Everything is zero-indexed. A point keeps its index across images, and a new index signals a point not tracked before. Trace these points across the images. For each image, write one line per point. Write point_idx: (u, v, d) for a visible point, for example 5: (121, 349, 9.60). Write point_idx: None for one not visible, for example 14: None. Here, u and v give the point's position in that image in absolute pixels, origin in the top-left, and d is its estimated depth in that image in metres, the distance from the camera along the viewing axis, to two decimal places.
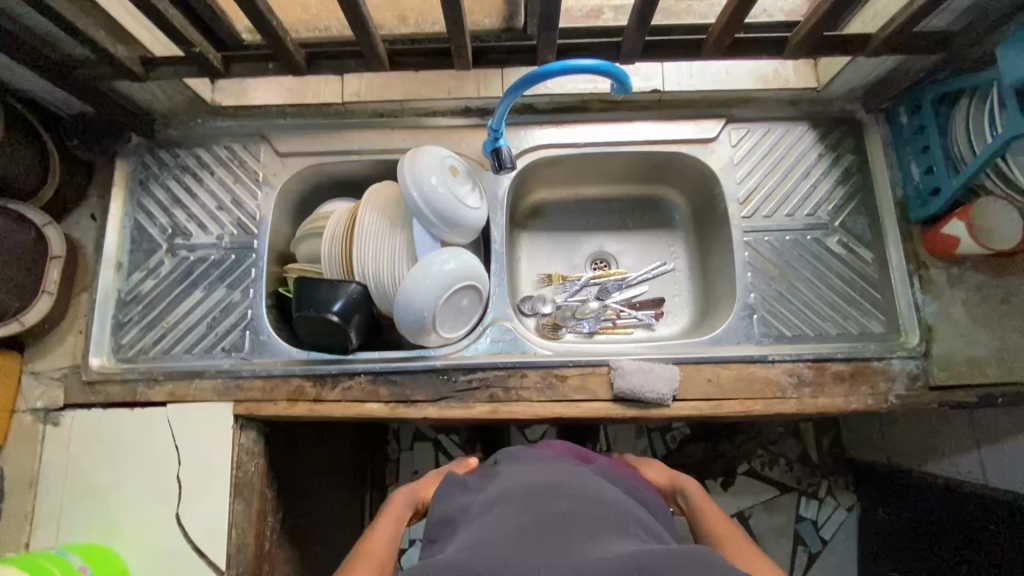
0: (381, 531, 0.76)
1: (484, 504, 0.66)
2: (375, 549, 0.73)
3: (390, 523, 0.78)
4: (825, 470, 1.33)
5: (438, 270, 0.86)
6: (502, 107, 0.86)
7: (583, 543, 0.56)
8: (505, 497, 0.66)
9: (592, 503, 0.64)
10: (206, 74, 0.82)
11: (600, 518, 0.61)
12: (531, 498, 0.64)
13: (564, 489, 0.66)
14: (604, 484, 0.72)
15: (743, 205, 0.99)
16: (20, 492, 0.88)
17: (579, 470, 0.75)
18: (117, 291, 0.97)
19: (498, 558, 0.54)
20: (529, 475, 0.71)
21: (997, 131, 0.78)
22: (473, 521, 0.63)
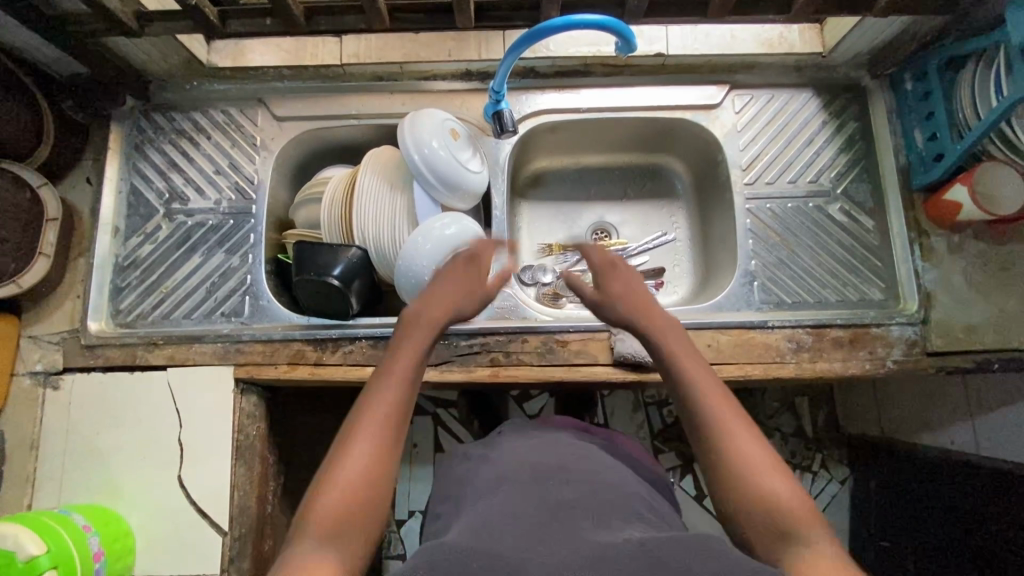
0: (371, 425, 0.62)
1: (489, 483, 0.67)
2: (360, 453, 0.60)
3: (383, 414, 0.63)
4: (820, 444, 1.34)
5: (439, 234, 0.86)
6: (503, 68, 0.84)
7: (591, 531, 0.56)
8: (509, 482, 0.65)
9: (598, 488, 0.64)
10: (202, 30, 0.80)
11: (606, 505, 0.61)
12: (537, 482, 0.64)
13: (569, 474, 0.66)
14: (608, 464, 0.72)
15: (745, 172, 0.98)
16: (21, 454, 0.88)
17: (587, 450, 0.74)
18: (114, 256, 0.96)
19: (506, 540, 0.54)
20: (534, 454, 0.71)
21: (1004, 94, 0.77)
22: (479, 501, 0.63)
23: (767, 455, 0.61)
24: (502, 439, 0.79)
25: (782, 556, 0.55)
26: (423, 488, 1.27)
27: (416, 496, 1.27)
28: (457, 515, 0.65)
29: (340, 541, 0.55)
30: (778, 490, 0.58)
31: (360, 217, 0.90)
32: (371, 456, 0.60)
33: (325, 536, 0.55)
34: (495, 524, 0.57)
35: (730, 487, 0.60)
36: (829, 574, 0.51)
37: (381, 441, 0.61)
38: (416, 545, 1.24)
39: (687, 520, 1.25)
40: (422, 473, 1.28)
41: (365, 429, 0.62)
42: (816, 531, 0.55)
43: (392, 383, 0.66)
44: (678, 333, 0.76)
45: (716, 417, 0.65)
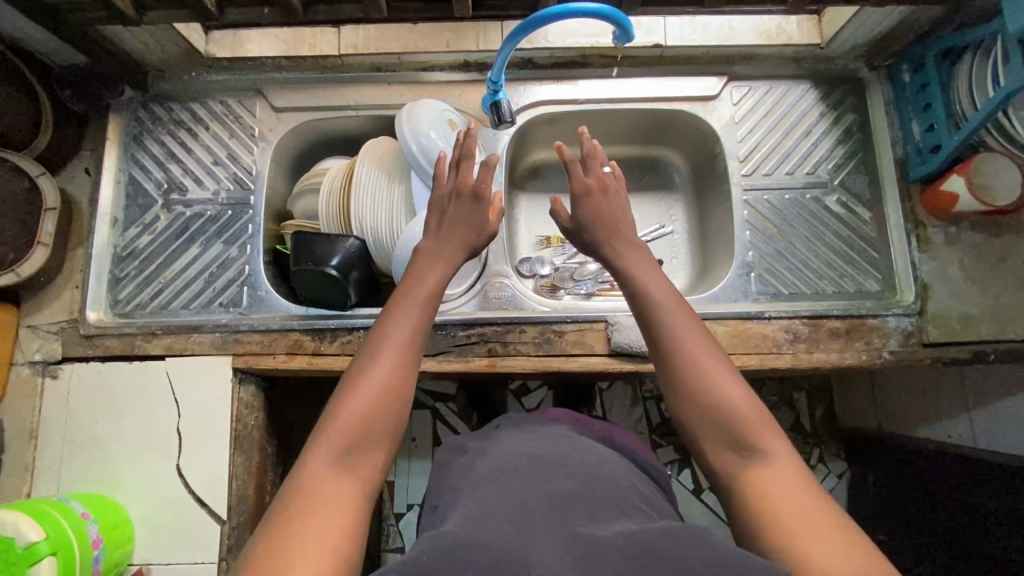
0: (389, 356, 0.61)
1: (485, 473, 0.67)
2: (374, 386, 0.59)
3: (401, 346, 0.62)
4: (817, 438, 1.34)
5: None
6: (501, 58, 0.84)
7: (585, 525, 0.56)
8: (506, 472, 0.65)
9: (594, 478, 0.64)
10: (199, 18, 0.80)
11: (601, 497, 0.61)
12: (533, 473, 0.64)
13: (567, 466, 0.66)
14: (605, 456, 0.73)
15: (742, 163, 0.98)
16: (20, 442, 0.89)
17: (584, 443, 0.75)
18: (113, 246, 0.96)
19: (501, 527, 0.54)
20: (531, 445, 0.72)
21: (1001, 84, 0.77)
22: (474, 492, 0.63)
23: (725, 368, 0.62)
24: (499, 431, 0.79)
25: (738, 467, 0.58)
26: (422, 481, 1.27)
27: (414, 488, 1.27)
28: (453, 505, 0.65)
29: (354, 462, 0.56)
30: (736, 400, 0.60)
31: (360, 212, 0.91)
32: (388, 385, 0.60)
33: (341, 455, 0.55)
34: (491, 511, 0.57)
35: (688, 402, 0.62)
36: (792, 491, 0.54)
37: (397, 378, 0.60)
38: (416, 537, 1.25)
39: (685, 513, 1.26)
40: (421, 466, 1.28)
41: (383, 360, 0.61)
42: (771, 440, 0.58)
43: (410, 318, 0.65)
44: (642, 257, 0.76)
45: (678, 335, 0.65)
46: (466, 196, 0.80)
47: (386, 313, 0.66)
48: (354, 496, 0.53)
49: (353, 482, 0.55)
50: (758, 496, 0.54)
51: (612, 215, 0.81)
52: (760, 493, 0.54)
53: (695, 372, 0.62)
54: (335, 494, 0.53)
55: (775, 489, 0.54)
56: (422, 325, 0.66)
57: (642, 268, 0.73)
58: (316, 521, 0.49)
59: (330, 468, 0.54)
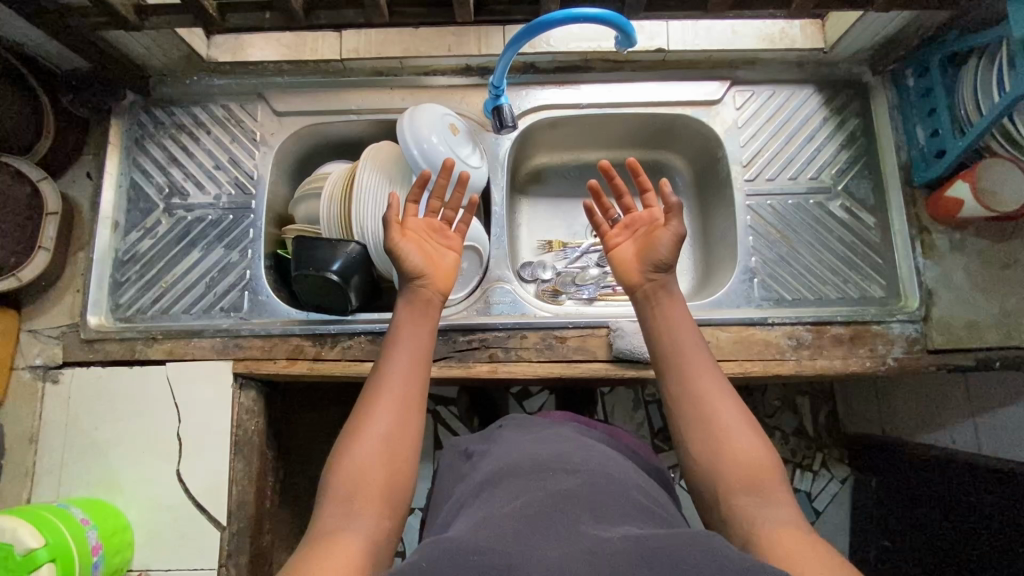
0: (387, 396, 0.64)
1: (488, 477, 0.67)
2: (373, 428, 0.62)
3: (397, 385, 0.65)
4: (821, 443, 1.33)
5: None
6: (502, 64, 0.84)
7: (589, 525, 0.55)
8: (508, 474, 0.65)
9: (597, 477, 0.64)
10: (201, 23, 0.80)
11: (605, 497, 0.61)
12: (536, 472, 0.64)
13: (570, 464, 0.66)
14: (609, 456, 0.72)
15: (746, 168, 0.98)
16: (20, 447, 0.89)
17: (587, 442, 0.75)
18: (114, 250, 0.96)
19: (506, 526, 0.54)
20: (535, 446, 0.71)
21: (1007, 90, 0.76)
22: (477, 497, 0.63)
23: (737, 408, 0.63)
24: (503, 433, 0.79)
25: (747, 502, 0.57)
26: (423, 485, 1.27)
27: (416, 492, 1.27)
28: (455, 511, 0.64)
29: (364, 502, 0.58)
30: (753, 453, 0.60)
31: (361, 221, 0.90)
32: (389, 423, 0.63)
33: (350, 499, 0.58)
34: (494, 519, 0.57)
35: (700, 435, 0.63)
36: (796, 531, 0.53)
37: (394, 416, 0.63)
38: (416, 542, 1.24)
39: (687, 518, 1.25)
40: (422, 470, 1.28)
41: (381, 400, 0.64)
42: (779, 485, 0.58)
43: (406, 354, 0.68)
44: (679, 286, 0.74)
45: (696, 376, 0.66)
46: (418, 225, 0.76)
47: (383, 351, 0.69)
48: (365, 535, 0.55)
49: (364, 521, 0.56)
50: (768, 533, 0.54)
51: (654, 245, 0.73)
52: (772, 529, 0.54)
53: (709, 408, 0.64)
54: (345, 535, 0.54)
55: (782, 529, 0.54)
56: (418, 358, 0.68)
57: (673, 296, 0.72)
58: (325, 564, 0.51)
59: (338, 515, 0.56)
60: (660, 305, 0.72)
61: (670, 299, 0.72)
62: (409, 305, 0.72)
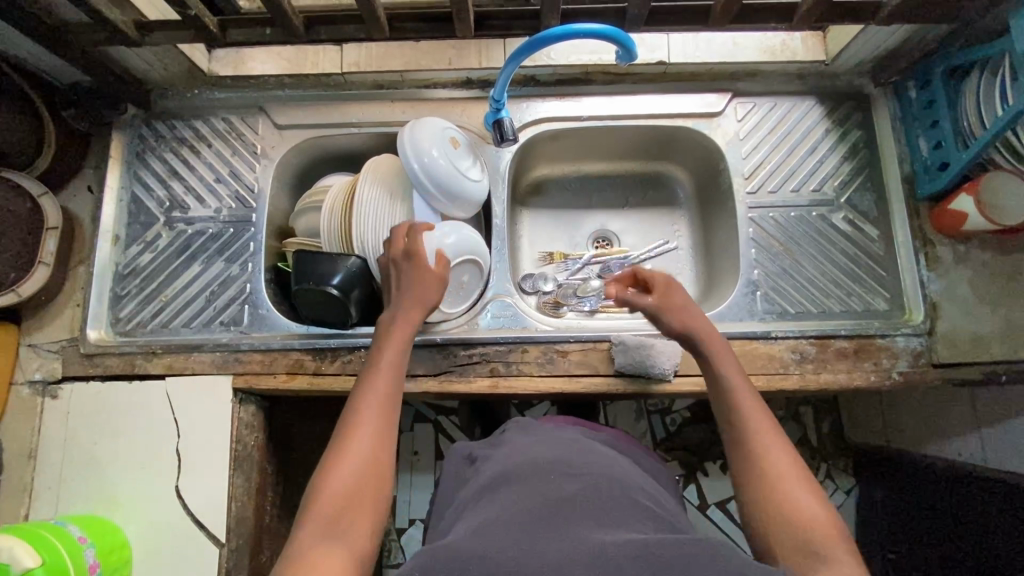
0: (368, 419, 0.68)
1: (489, 480, 0.66)
2: (355, 452, 0.65)
3: (375, 410, 0.69)
4: (824, 454, 1.32)
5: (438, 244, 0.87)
6: (502, 78, 0.84)
7: (594, 530, 0.55)
8: (511, 476, 0.64)
9: (599, 479, 0.63)
10: (202, 39, 0.80)
11: (607, 500, 0.60)
12: (540, 474, 0.63)
13: (573, 467, 0.65)
14: (611, 458, 0.71)
15: (748, 180, 0.97)
16: (19, 463, 0.88)
17: (589, 444, 0.74)
18: (114, 264, 0.96)
19: (507, 537, 0.53)
20: (538, 448, 0.70)
21: (1009, 104, 0.76)
22: (480, 501, 0.63)
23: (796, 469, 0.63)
24: (506, 436, 0.78)
25: (804, 570, 0.56)
26: (424, 496, 1.26)
27: (417, 503, 1.26)
28: (456, 518, 0.64)
29: (346, 525, 0.60)
30: (812, 516, 0.59)
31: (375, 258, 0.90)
32: (369, 447, 0.66)
33: (333, 521, 0.60)
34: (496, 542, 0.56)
35: (763, 490, 0.62)
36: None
37: (375, 440, 0.67)
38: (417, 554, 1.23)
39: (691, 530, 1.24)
40: (422, 482, 1.27)
41: (361, 425, 0.67)
42: (840, 550, 0.56)
43: (385, 378, 0.72)
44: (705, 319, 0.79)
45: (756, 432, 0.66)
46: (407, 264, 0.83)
47: (362, 379, 0.73)
48: (350, 555, 0.58)
49: (348, 542, 0.59)
50: None
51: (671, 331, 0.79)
52: None
53: (768, 462, 0.63)
54: (330, 555, 0.57)
55: None
56: (395, 385, 0.73)
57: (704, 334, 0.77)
58: None
59: (319, 537, 0.58)
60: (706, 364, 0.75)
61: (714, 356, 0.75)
62: (387, 334, 0.78)
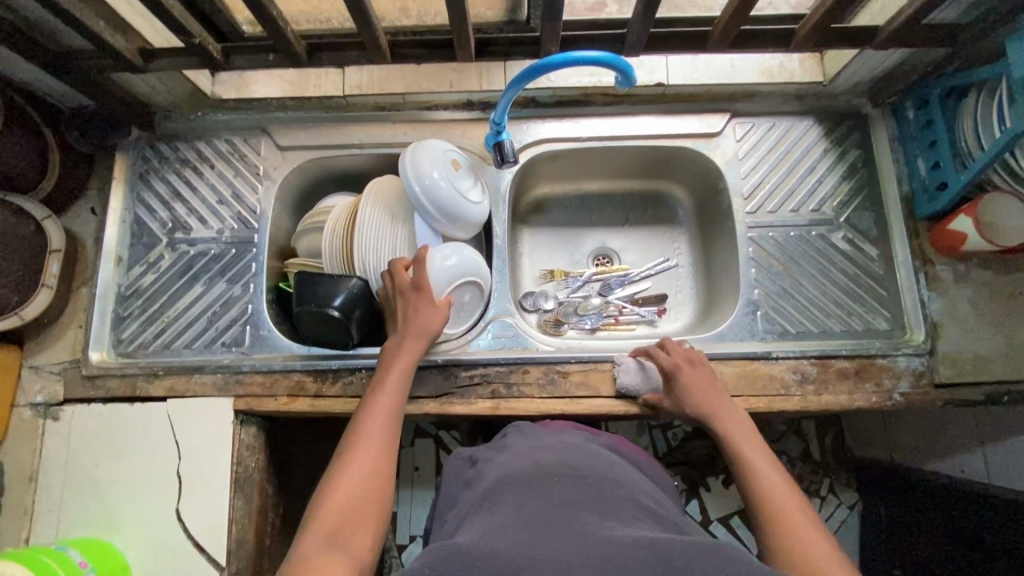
0: (369, 439, 0.72)
1: (492, 483, 0.65)
2: (356, 468, 0.69)
3: (376, 430, 0.73)
4: (828, 469, 1.31)
5: (439, 266, 0.87)
6: (503, 102, 0.85)
7: (598, 526, 0.54)
8: (516, 478, 0.64)
9: (601, 482, 0.63)
10: (205, 66, 0.81)
11: (610, 503, 0.60)
12: (543, 477, 0.63)
13: (575, 470, 0.65)
14: (612, 462, 0.71)
15: (747, 200, 0.98)
16: (20, 486, 0.88)
17: (591, 449, 0.73)
18: (117, 285, 0.96)
19: (512, 535, 0.53)
20: (540, 453, 0.70)
21: (1006, 126, 0.76)
22: (484, 502, 0.62)
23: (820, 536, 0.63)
24: (507, 440, 0.78)
25: None
26: (424, 512, 1.25)
27: (417, 519, 1.25)
28: (460, 519, 0.63)
29: (346, 536, 0.63)
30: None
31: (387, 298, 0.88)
32: (369, 464, 0.70)
33: (334, 533, 0.63)
34: None
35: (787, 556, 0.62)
36: None
37: (376, 458, 0.70)
38: None
39: None
40: (422, 498, 1.26)
41: (362, 444, 0.71)
42: None
43: (386, 403, 0.76)
44: (712, 387, 0.83)
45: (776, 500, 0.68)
46: (411, 294, 0.85)
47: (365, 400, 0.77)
48: (350, 563, 0.61)
49: (347, 553, 0.61)
50: None
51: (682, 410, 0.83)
52: None
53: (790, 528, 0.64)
54: (330, 562, 0.59)
55: None
56: (395, 408, 0.77)
57: (712, 410, 0.80)
58: None
59: (320, 546, 0.61)
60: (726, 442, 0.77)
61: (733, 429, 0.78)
62: (389, 359, 0.82)
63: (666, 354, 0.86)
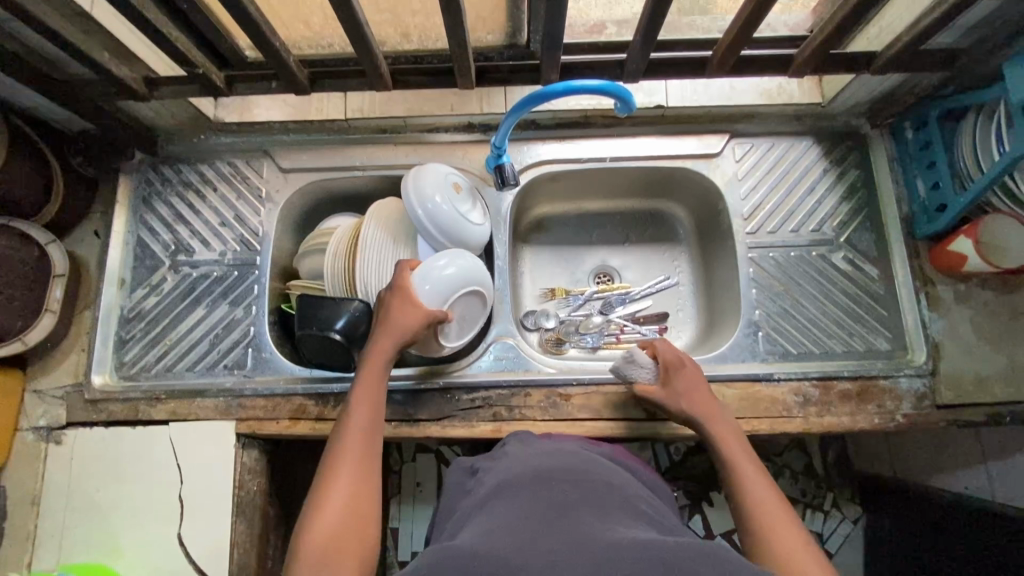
0: (350, 456, 0.70)
1: (489, 487, 0.63)
2: (339, 488, 0.67)
3: (356, 445, 0.72)
4: (830, 483, 1.28)
5: (438, 277, 0.84)
6: (505, 126, 0.86)
7: (597, 529, 0.52)
8: (513, 481, 0.62)
9: (599, 485, 0.61)
10: (209, 93, 0.82)
11: (610, 506, 0.58)
12: (540, 481, 0.61)
13: (574, 474, 0.63)
14: (609, 466, 0.69)
15: (747, 221, 0.98)
16: (22, 511, 0.88)
17: (587, 454, 0.71)
18: (119, 307, 0.97)
19: (512, 534, 0.52)
20: (536, 458, 0.68)
21: (1004, 149, 0.77)
22: (481, 507, 0.60)
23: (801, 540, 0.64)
24: (507, 449, 0.76)
25: None
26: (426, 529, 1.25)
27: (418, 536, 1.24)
28: (456, 523, 0.61)
29: (336, 561, 0.61)
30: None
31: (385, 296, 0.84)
32: (352, 483, 0.68)
33: (323, 559, 0.61)
34: None
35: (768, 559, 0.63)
36: None
37: (358, 475, 0.69)
38: None
39: None
40: (423, 515, 1.26)
41: (343, 462, 0.70)
42: None
43: (363, 415, 0.75)
44: (704, 394, 0.82)
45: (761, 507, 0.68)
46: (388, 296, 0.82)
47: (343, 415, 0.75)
48: None
49: None
50: None
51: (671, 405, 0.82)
52: None
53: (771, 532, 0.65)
54: None
55: None
56: (373, 420, 0.75)
57: (706, 415, 0.81)
58: None
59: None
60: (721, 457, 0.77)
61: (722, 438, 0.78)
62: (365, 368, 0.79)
63: (665, 349, 0.87)
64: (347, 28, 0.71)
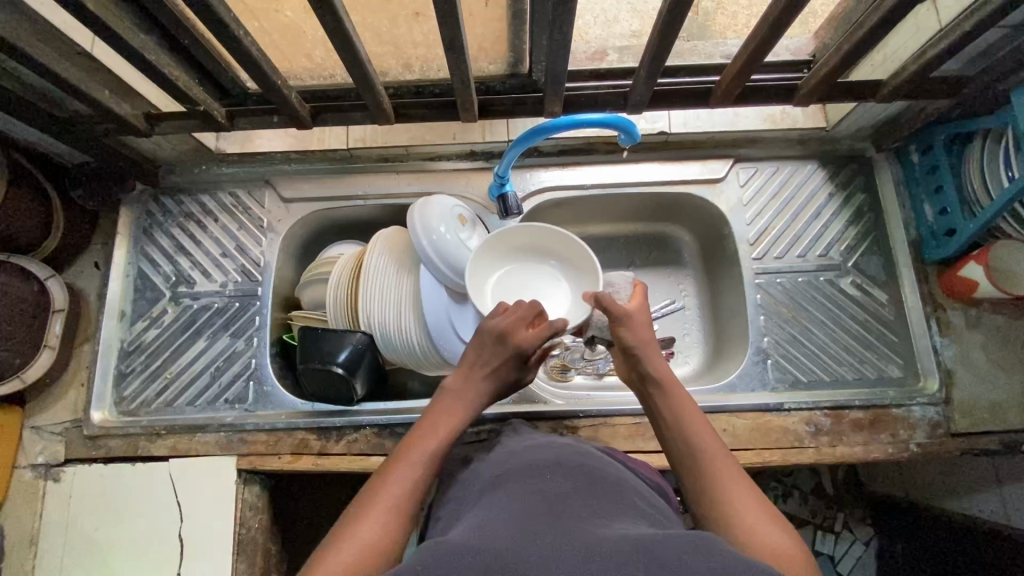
0: (395, 487, 0.57)
1: (481, 484, 0.59)
2: (373, 521, 0.54)
3: (406, 477, 0.58)
4: (841, 502, 1.23)
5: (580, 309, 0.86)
6: (508, 158, 0.85)
7: (591, 523, 0.48)
8: (506, 478, 0.58)
9: (596, 479, 0.57)
10: (210, 128, 0.82)
11: (606, 500, 0.53)
12: (532, 475, 0.57)
13: (571, 468, 0.59)
14: (607, 461, 0.64)
15: (753, 246, 0.97)
16: (20, 550, 0.87)
17: (585, 449, 0.66)
18: (119, 341, 0.96)
19: (507, 528, 0.47)
20: (530, 452, 0.64)
21: (1014, 175, 0.76)
22: (472, 502, 0.56)
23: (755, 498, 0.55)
24: (500, 442, 0.72)
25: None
26: None
27: None
28: (452, 518, 0.57)
29: None
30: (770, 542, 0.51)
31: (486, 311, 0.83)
32: (388, 520, 0.55)
33: None
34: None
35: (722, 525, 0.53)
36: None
37: (395, 513, 0.55)
38: None
39: None
40: None
41: (387, 491, 0.57)
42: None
43: (426, 447, 0.61)
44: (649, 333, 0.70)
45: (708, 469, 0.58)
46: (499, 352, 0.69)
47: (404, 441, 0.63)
48: None
49: None
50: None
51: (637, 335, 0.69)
52: None
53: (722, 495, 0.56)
54: None
55: None
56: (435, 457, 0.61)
57: (641, 342, 0.69)
58: None
59: None
60: (653, 400, 0.67)
61: (658, 386, 0.66)
62: (442, 396, 0.67)
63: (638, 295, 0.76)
64: (349, 66, 0.70)
